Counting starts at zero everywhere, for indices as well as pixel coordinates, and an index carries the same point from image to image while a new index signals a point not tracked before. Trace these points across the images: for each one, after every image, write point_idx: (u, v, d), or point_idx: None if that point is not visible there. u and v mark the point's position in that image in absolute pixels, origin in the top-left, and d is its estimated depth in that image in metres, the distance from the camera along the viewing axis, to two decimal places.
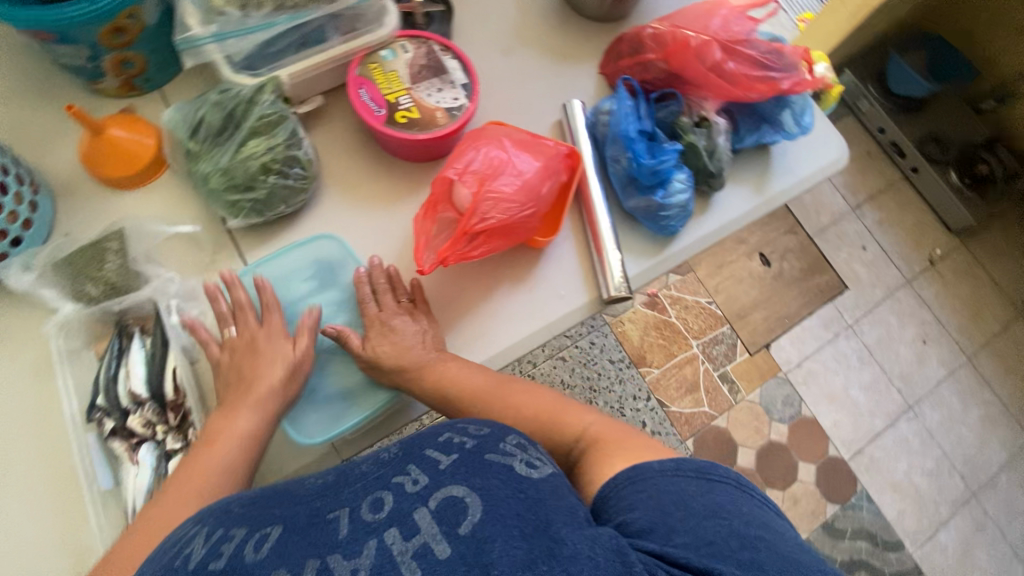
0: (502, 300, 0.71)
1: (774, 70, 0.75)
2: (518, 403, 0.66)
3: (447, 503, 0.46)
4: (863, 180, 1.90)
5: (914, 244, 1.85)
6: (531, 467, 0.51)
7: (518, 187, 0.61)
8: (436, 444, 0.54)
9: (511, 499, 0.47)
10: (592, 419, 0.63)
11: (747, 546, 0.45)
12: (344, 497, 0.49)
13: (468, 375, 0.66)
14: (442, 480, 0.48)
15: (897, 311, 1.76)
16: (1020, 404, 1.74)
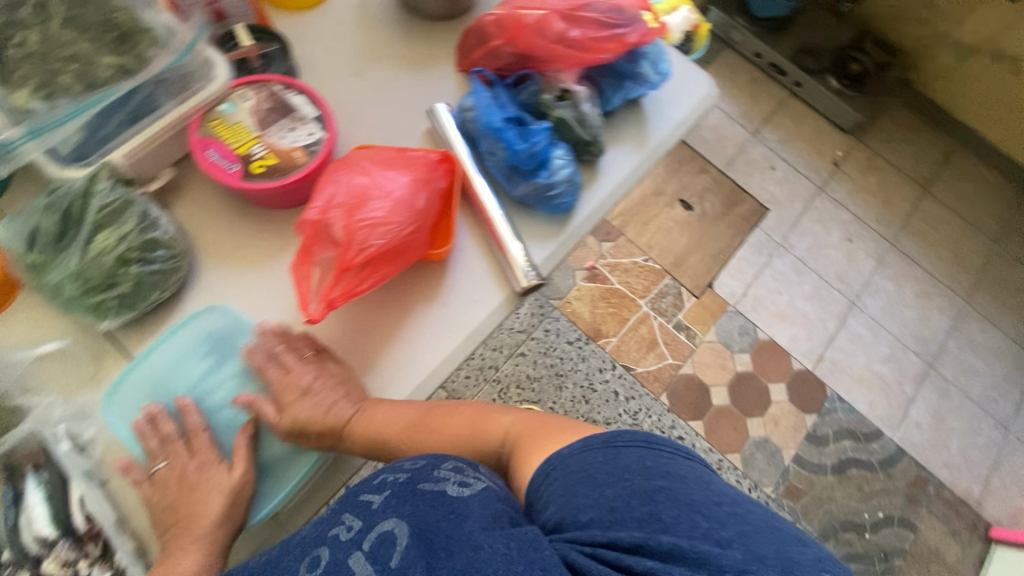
0: (416, 325, 0.69)
1: (619, 27, 0.76)
2: (446, 425, 0.69)
3: (378, 542, 0.53)
4: (755, 105, 1.97)
5: (817, 152, 1.94)
6: (462, 487, 0.59)
7: (389, 208, 0.60)
8: (373, 487, 0.60)
9: (439, 523, 0.54)
10: (511, 420, 0.69)
11: (646, 503, 0.54)
12: (284, 565, 0.55)
13: (395, 415, 0.67)
14: (373, 520, 0.55)
15: (818, 218, 1.84)
16: (947, 272, 1.85)
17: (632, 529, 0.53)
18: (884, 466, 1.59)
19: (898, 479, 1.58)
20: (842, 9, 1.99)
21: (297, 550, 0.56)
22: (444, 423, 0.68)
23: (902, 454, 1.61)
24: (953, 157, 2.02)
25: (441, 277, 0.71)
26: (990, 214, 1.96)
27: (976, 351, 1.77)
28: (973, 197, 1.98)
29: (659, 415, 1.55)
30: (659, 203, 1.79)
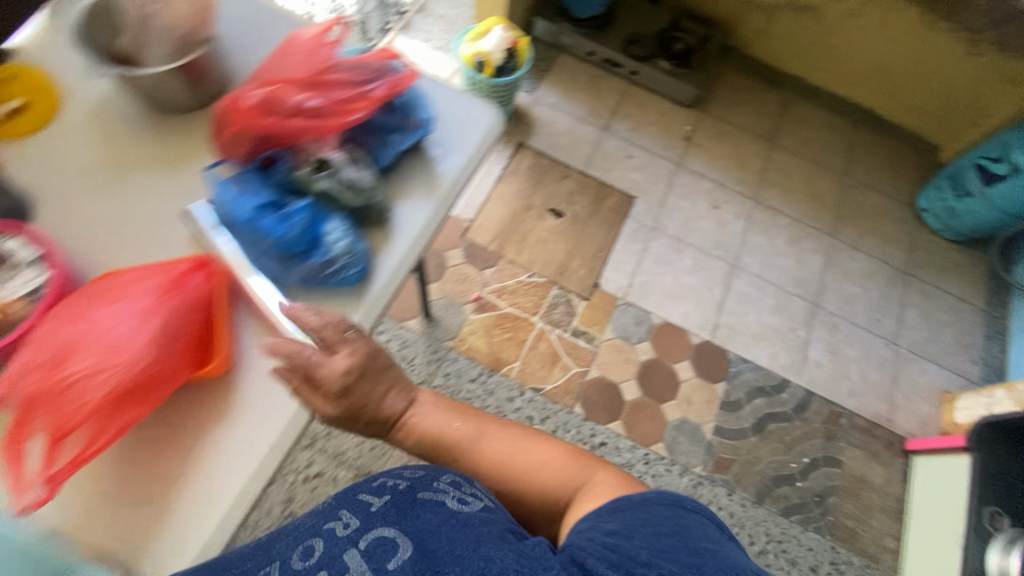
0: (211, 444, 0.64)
1: (362, 86, 0.75)
2: (520, 454, 0.71)
3: (378, 543, 0.55)
4: (600, 100, 2.03)
5: (668, 131, 2.02)
6: (462, 503, 0.61)
7: (108, 352, 0.57)
8: (371, 488, 0.63)
9: (440, 535, 0.55)
10: (584, 473, 0.69)
11: (694, 554, 0.55)
12: (275, 553, 0.57)
13: (448, 432, 0.72)
14: (371, 520, 0.57)
15: (683, 193, 1.91)
16: (810, 212, 1.96)
17: (679, 566, 0.52)
18: (798, 412, 1.64)
19: (813, 421, 1.64)
20: None
21: (292, 538, 0.58)
22: (505, 441, 0.73)
23: (811, 396, 1.67)
24: (790, 106, 2.16)
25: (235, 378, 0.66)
26: (834, 150, 2.11)
27: (852, 280, 1.87)
28: (815, 139, 2.12)
29: (578, 427, 1.53)
30: (531, 218, 1.80)
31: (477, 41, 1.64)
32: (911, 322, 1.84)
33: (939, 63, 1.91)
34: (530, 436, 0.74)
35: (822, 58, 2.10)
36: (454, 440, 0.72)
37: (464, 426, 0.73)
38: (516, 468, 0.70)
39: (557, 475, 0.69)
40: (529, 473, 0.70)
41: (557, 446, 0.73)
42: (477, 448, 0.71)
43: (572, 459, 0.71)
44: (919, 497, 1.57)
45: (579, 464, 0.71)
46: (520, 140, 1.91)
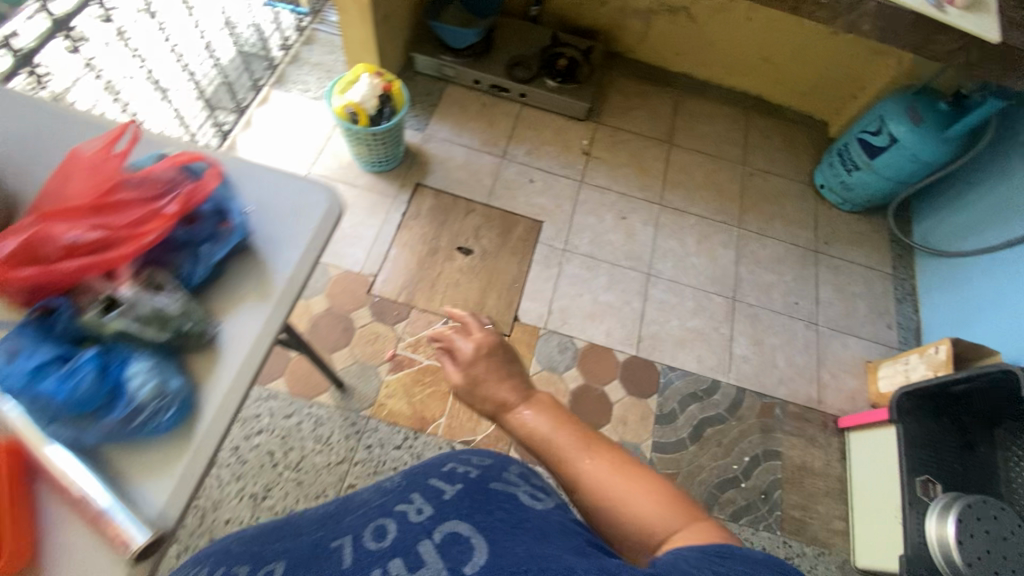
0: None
1: (152, 203, 0.69)
2: (619, 479, 0.71)
3: (452, 536, 0.65)
4: (494, 128, 2.00)
5: (566, 149, 2.01)
6: (532, 499, 0.77)
7: None
8: (441, 474, 0.81)
9: (506, 529, 0.67)
10: (679, 521, 0.65)
11: None
12: (349, 527, 0.75)
13: (547, 434, 0.79)
14: (443, 511, 0.70)
15: (589, 209, 1.91)
16: (716, 207, 1.99)
17: None
18: (732, 411, 1.64)
19: (748, 417, 1.65)
20: (532, 13, 2.09)
21: (376, 512, 0.77)
22: (600, 464, 0.73)
23: (743, 392, 1.68)
24: (682, 105, 2.19)
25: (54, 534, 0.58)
26: (730, 140, 2.14)
27: (765, 267, 1.90)
28: (711, 132, 2.15)
29: None
30: (439, 260, 1.74)
31: (345, 92, 1.58)
32: (826, 299, 1.88)
33: (811, 46, 1.98)
34: (638, 468, 0.73)
35: (704, 54, 2.15)
36: (546, 444, 0.78)
37: (562, 436, 0.77)
38: (602, 492, 0.71)
39: (645, 516, 0.67)
40: (619, 506, 0.69)
41: (656, 488, 0.69)
42: (568, 464, 0.75)
43: (671, 506, 0.67)
44: (858, 474, 1.58)
45: (679, 515, 0.66)
46: (417, 182, 1.85)
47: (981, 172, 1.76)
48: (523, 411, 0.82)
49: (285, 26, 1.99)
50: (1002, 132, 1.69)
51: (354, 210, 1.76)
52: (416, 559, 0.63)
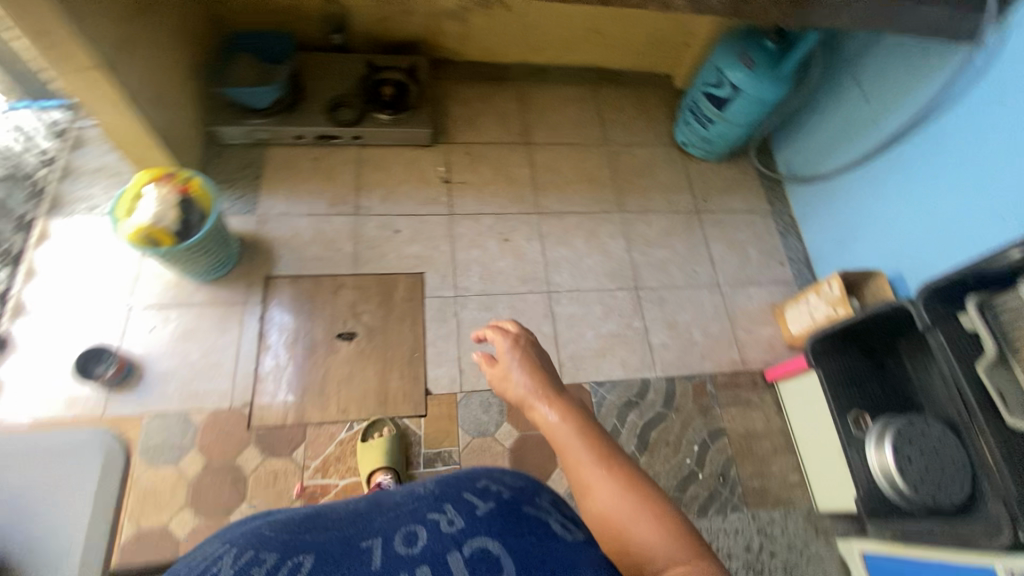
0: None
1: None
2: (625, 501, 0.81)
3: (481, 555, 0.76)
4: (335, 183, 1.76)
5: (423, 182, 1.82)
6: (565, 528, 0.85)
7: None
8: (472, 490, 0.90)
9: (533, 552, 0.77)
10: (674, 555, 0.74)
11: None
12: (376, 527, 0.84)
13: (564, 429, 0.94)
14: (472, 529, 0.80)
15: (467, 242, 1.75)
16: (593, 197, 1.91)
17: None
18: (669, 405, 1.61)
19: (685, 405, 1.62)
20: (335, 41, 1.84)
21: (411, 513, 0.86)
22: (610, 476, 0.85)
23: (673, 382, 1.65)
24: (527, 97, 2.06)
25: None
26: (586, 122, 2.05)
27: (657, 245, 1.86)
28: (565, 118, 2.05)
29: None
30: (321, 357, 1.52)
31: (130, 217, 1.29)
32: (720, 257, 1.88)
33: (633, 10, 1.91)
34: (649, 494, 0.82)
35: (533, 39, 2.01)
36: (564, 443, 0.93)
37: (579, 441, 0.91)
38: (605, 502, 0.83)
39: (636, 534, 0.78)
40: (620, 523, 0.80)
41: (655, 510, 0.80)
42: (582, 469, 0.88)
43: (665, 528, 0.78)
44: (797, 422, 1.62)
45: (674, 539, 0.76)
46: (266, 275, 1.59)
47: (820, 93, 1.80)
48: (547, 411, 0.98)
49: (40, 138, 1.65)
50: (827, 51, 1.74)
51: (203, 334, 1.49)
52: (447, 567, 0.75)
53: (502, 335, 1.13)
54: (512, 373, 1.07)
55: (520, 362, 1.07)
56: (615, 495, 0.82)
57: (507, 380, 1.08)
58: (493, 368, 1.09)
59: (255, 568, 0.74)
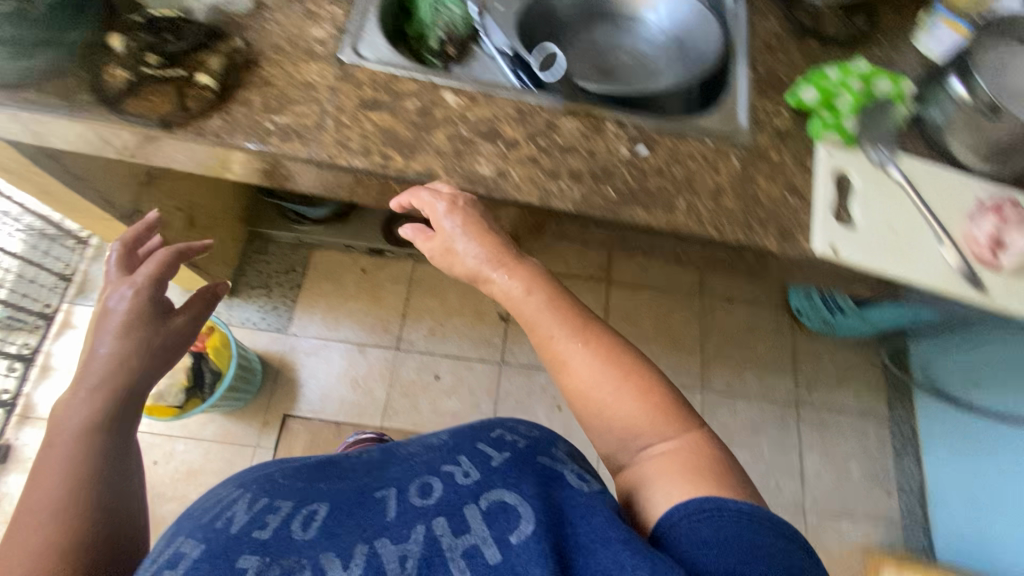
0: (84, 411, 0.63)
1: None
2: (603, 386, 0.65)
3: (498, 509, 0.58)
4: (380, 305, 1.54)
5: (477, 316, 1.57)
6: (582, 481, 0.62)
7: None
8: (487, 443, 0.68)
9: (562, 511, 0.57)
10: (675, 439, 0.62)
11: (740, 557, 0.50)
12: (389, 482, 0.66)
13: (515, 293, 0.70)
14: (491, 481, 0.61)
15: (514, 402, 1.50)
16: (672, 364, 1.60)
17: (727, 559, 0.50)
18: None
19: None
20: None
21: (416, 470, 0.67)
22: (592, 351, 0.67)
23: None
24: None
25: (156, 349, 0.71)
26: None
27: (738, 445, 1.54)
28: None
29: None
30: None
31: None
32: (813, 471, 1.55)
33: None
34: (631, 362, 0.66)
35: None
36: (529, 316, 0.70)
37: (550, 312, 0.69)
38: (585, 385, 0.66)
39: (625, 424, 0.64)
40: (606, 403, 0.65)
41: (647, 388, 0.65)
42: (554, 345, 0.68)
43: (658, 414, 0.64)
44: None
45: (667, 423, 0.63)
46: (285, 413, 1.43)
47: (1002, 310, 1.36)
48: (504, 280, 0.70)
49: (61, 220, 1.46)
50: None
51: (206, 479, 1.35)
52: (462, 522, 0.58)
53: (428, 201, 0.68)
54: (456, 244, 0.70)
55: (467, 220, 0.69)
56: (593, 377, 0.65)
57: (453, 251, 0.71)
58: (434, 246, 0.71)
59: (269, 517, 0.61)
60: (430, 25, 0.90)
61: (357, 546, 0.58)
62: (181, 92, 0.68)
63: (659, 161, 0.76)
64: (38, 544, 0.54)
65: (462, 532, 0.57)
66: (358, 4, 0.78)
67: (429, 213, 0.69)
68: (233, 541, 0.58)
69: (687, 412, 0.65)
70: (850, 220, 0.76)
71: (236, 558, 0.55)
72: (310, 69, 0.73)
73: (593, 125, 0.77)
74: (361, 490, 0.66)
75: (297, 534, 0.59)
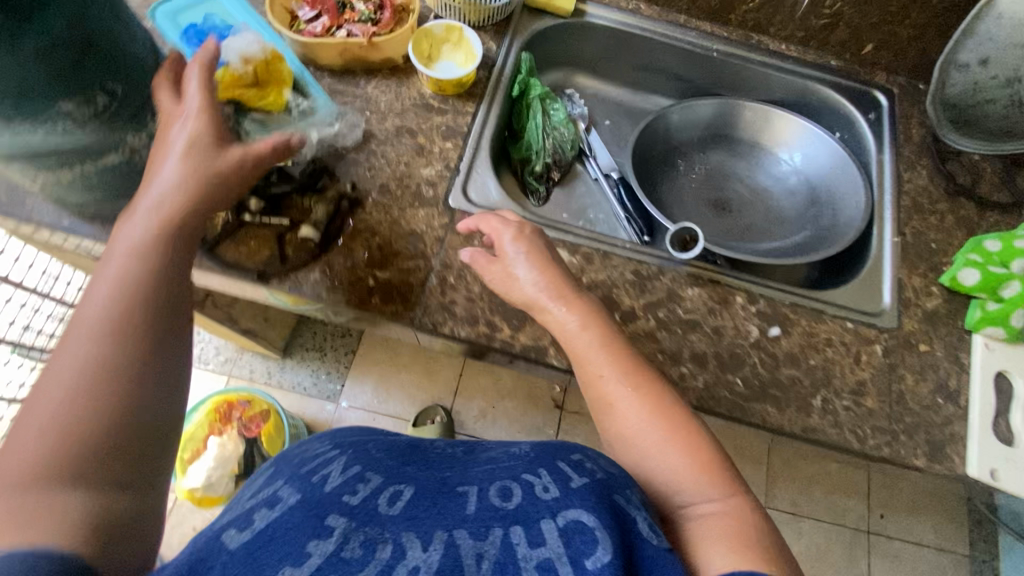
0: (139, 231, 0.46)
1: None
2: (648, 434, 0.54)
3: (576, 528, 0.43)
4: (433, 379, 1.49)
5: (532, 401, 1.49)
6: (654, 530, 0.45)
7: None
8: (569, 458, 0.51)
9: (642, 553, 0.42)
10: (718, 502, 0.50)
11: None
12: (473, 477, 0.51)
13: (568, 324, 0.59)
14: (572, 498, 0.45)
15: None
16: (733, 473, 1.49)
17: None
18: None
19: None
20: None
21: (503, 470, 0.52)
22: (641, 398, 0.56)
23: None
24: None
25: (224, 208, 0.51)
26: None
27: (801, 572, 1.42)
28: None
29: None
30: None
31: (185, 474, 1.07)
32: None
33: None
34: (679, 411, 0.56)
35: None
36: (578, 355, 0.58)
37: (602, 352, 0.58)
38: (628, 429, 0.55)
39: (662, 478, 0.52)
40: (646, 453, 0.53)
41: (695, 443, 0.53)
42: (601, 384, 0.57)
43: (704, 472, 0.52)
44: None
45: (711, 482, 0.51)
46: None
47: None
48: (562, 313, 0.59)
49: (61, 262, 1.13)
50: None
51: None
52: (540, 537, 0.43)
53: (496, 225, 0.63)
54: (517, 269, 0.61)
55: (532, 249, 0.62)
56: (640, 417, 0.55)
57: (513, 278, 0.61)
58: (492, 269, 0.61)
59: (354, 484, 0.49)
60: (537, 150, 0.83)
61: (437, 533, 0.44)
62: (282, 239, 0.63)
63: (793, 346, 0.67)
64: (39, 435, 0.37)
65: (536, 546, 0.43)
66: (470, 139, 0.72)
67: (495, 243, 0.63)
68: (321, 501, 0.46)
69: (731, 468, 0.53)
70: (1010, 437, 0.66)
71: (326, 515, 0.44)
72: (417, 216, 0.67)
73: (720, 296, 0.68)
74: (441, 479, 0.51)
75: (382, 507, 0.47)
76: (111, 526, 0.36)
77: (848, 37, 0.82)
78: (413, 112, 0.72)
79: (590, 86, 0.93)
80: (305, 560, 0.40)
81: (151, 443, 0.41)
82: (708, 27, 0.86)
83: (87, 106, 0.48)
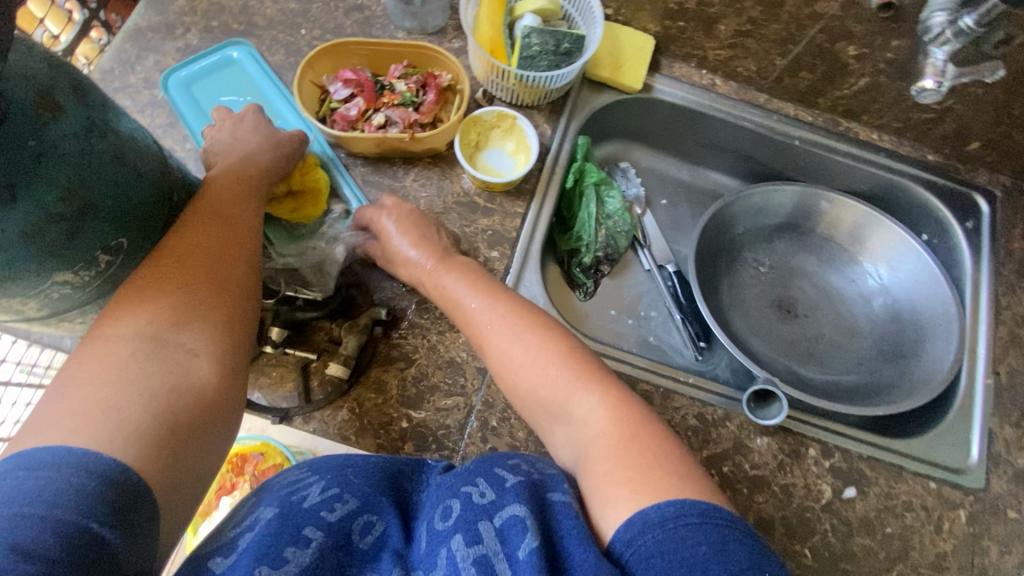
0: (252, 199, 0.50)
1: None
2: (523, 372, 0.49)
3: (513, 526, 0.36)
4: None
5: None
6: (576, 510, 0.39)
7: None
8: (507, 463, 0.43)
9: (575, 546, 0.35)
10: (593, 407, 0.46)
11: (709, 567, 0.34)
12: (424, 507, 0.41)
13: (441, 285, 0.55)
14: (505, 495, 0.38)
15: None
16: None
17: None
18: None
19: None
20: None
21: (453, 475, 0.43)
22: (508, 324, 0.51)
23: None
24: None
25: (267, 177, 0.53)
26: None
27: None
28: None
29: None
30: None
31: None
32: None
33: None
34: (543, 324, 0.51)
35: None
36: (452, 313, 0.54)
37: (469, 294, 0.54)
38: (513, 364, 0.49)
39: (545, 400, 0.48)
40: (531, 386, 0.48)
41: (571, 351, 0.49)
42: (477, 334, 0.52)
43: (578, 376, 0.48)
44: None
45: (588, 383, 0.47)
46: None
47: None
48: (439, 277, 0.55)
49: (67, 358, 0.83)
50: None
51: None
52: (476, 536, 0.35)
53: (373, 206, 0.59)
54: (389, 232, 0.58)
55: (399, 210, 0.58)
56: (508, 348, 0.50)
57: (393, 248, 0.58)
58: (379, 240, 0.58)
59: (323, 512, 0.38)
60: (588, 242, 0.73)
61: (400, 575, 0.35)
62: (306, 372, 0.57)
63: (869, 509, 0.60)
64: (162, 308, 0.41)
65: (473, 545, 0.35)
66: (518, 246, 0.64)
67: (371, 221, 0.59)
68: (297, 514, 0.37)
69: (612, 378, 0.48)
70: None
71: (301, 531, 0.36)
72: (458, 341, 0.59)
73: (792, 447, 0.61)
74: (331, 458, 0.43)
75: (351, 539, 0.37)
76: (171, 419, 0.37)
77: (952, 132, 0.72)
78: (456, 211, 0.64)
79: (647, 161, 0.83)
80: (280, 571, 0.34)
81: (226, 349, 0.42)
82: (791, 110, 0.76)
83: (88, 269, 0.41)
